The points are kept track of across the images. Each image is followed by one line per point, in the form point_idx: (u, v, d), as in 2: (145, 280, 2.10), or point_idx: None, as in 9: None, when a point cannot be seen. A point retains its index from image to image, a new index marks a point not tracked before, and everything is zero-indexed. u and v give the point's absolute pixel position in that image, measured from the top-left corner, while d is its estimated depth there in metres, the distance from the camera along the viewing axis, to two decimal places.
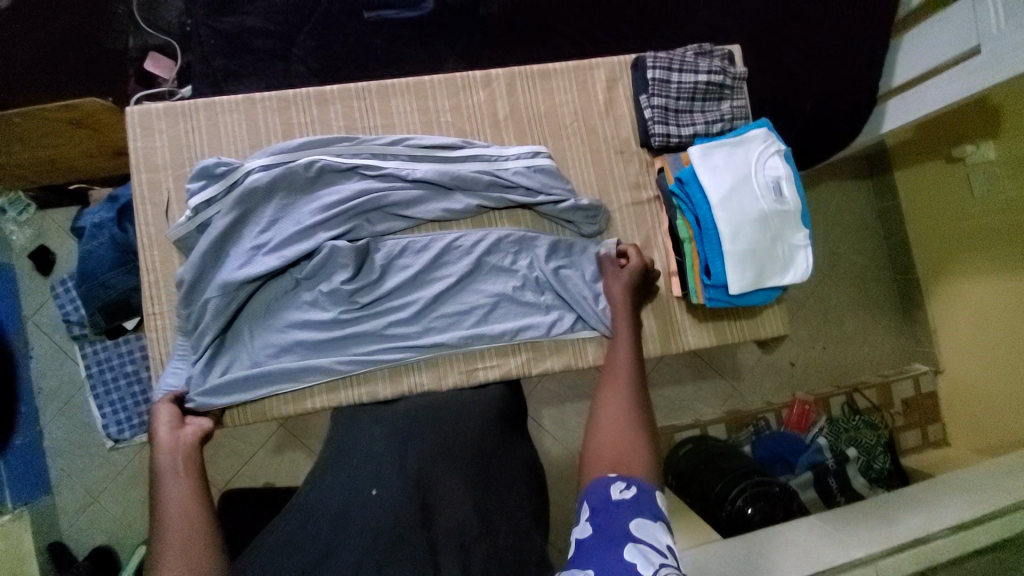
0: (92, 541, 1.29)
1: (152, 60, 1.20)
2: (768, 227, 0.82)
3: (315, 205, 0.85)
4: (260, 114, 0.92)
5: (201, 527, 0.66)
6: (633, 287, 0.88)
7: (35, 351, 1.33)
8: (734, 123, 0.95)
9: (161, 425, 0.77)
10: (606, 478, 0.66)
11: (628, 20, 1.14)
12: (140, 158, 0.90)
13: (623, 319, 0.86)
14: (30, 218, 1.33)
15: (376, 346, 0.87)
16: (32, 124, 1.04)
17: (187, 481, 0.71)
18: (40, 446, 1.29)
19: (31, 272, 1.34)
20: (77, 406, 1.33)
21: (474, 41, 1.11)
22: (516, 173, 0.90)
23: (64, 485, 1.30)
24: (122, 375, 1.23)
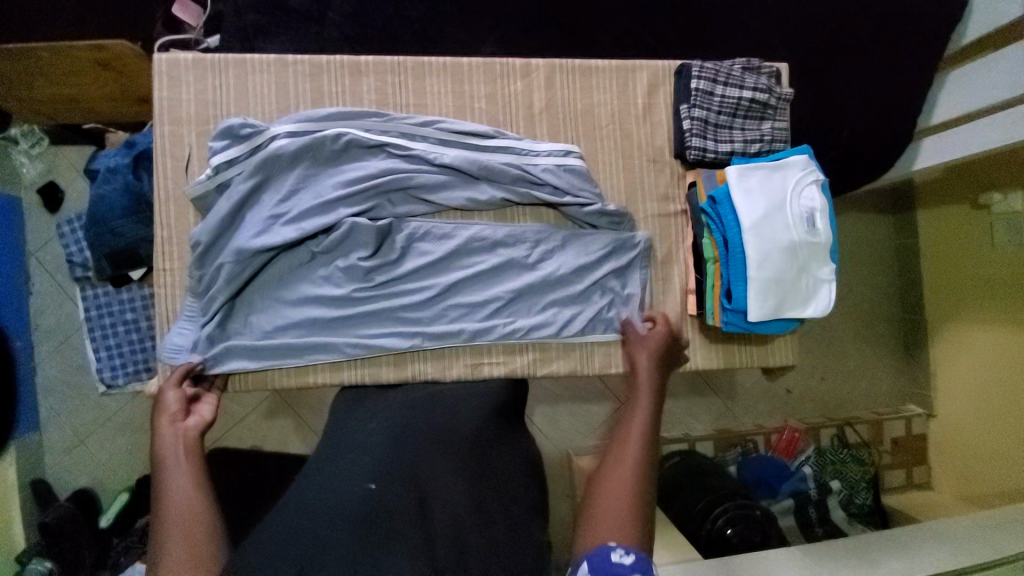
0: (76, 482, 1.29)
1: (180, 6, 1.11)
2: (797, 257, 0.80)
3: (338, 178, 0.84)
4: (290, 78, 0.89)
5: (204, 518, 0.66)
6: (660, 358, 0.86)
7: (36, 287, 1.32)
8: (773, 145, 0.92)
9: (170, 399, 0.78)
10: (605, 546, 0.61)
11: (674, 25, 1.11)
12: (164, 108, 0.87)
13: (644, 392, 0.82)
14: (42, 153, 1.31)
15: (385, 329, 0.86)
16: (60, 60, 1.02)
17: (191, 473, 0.71)
18: (32, 384, 1.28)
19: (39, 208, 1.32)
20: (73, 347, 1.32)
21: (514, 28, 1.08)
22: (545, 169, 0.88)
23: (53, 425, 1.30)
24: (121, 322, 1.22)
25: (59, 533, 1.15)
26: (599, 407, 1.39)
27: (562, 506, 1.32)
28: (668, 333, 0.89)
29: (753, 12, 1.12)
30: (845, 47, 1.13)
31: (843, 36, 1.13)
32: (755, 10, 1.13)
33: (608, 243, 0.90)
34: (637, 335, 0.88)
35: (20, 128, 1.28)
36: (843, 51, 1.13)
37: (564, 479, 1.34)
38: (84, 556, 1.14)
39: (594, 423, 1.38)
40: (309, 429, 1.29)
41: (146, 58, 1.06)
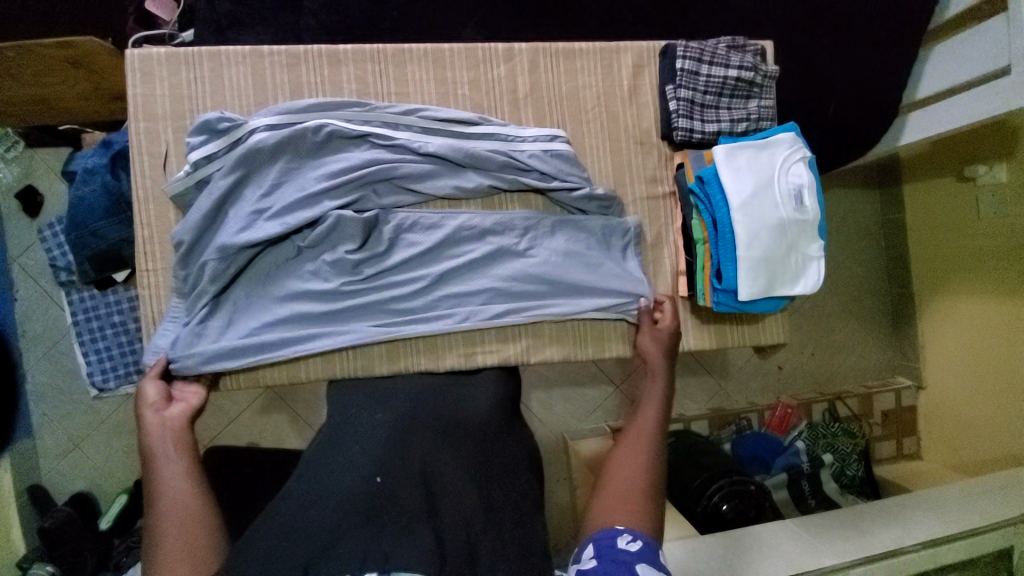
0: (73, 487, 1.29)
1: None
2: (786, 236, 0.80)
3: (321, 171, 0.82)
4: (267, 69, 0.87)
5: (201, 515, 0.66)
6: (669, 354, 0.88)
7: (19, 294, 1.29)
8: (760, 123, 0.92)
9: (154, 390, 0.77)
10: (612, 531, 0.65)
11: (657, 3, 1.09)
12: (138, 105, 0.85)
13: (657, 390, 0.84)
14: (18, 156, 1.28)
15: (375, 321, 0.85)
16: (28, 58, 0.97)
17: (184, 472, 0.71)
18: (22, 391, 1.27)
19: (17, 213, 1.29)
20: (62, 353, 1.30)
21: (495, 11, 1.06)
22: (532, 155, 0.87)
23: (46, 431, 1.28)
24: (108, 325, 1.20)
25: (57, 537, 1.14)
26: (594, 390, 1.40)
27: (561, 489, 1.34)
28: (671, 326, 0.89)
29: None
30: (830, 21, 1.12)
31: (828, 10, 1.12)
32: None
33: (600, 228, 0.90)
34: (654, 335, 0.88)
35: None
36: (829, 25, 1.12)
37: (562, 463, 1.35)
38: (85, 559, 1.14)
39: (589, 407, 1.39)
40: (305, 423, 1.29)
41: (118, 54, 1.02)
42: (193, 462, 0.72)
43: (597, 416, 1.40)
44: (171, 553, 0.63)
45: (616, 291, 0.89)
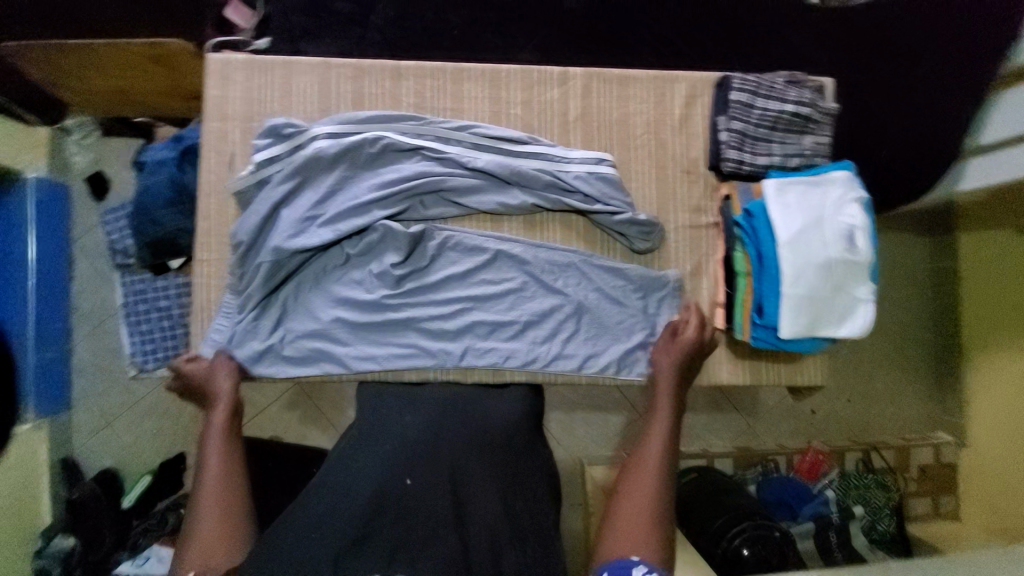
0: (102, 463, 1.35)
1: (232, 7, 1.15)
2: (832, 277, 0.78)
3: (374, 181, 0.86)
4: (333, 80, 0.92)
5: (234, 514, 0.71)
6: (682, 365, 0.86)
7: (78, 272, 1.38)
8: (812, 160, 0.91)
9: (219, 379, 0.82)
10: (627, 560, 0.69)
11: (711, 37, 1.13)
12: (212, 106, 0.91)
13: (663, 408, 0.84)
14: (92, 142, 1.38)
15: (410, 333, 0.87)
16: (114, 54, 1.04)
17: (220, 470, 0.74)
18: (69, 362, 1.35)
19: (85, 195, 1.38)
20: (108, 331, 1.38)
21: (548, 36, 1.13)
22: (577, 177, 0.88)
23: (85, 404, 1.36)
24: (154, 309, 1.28)
25: (81, 509, 1.24)
26: (616, 417, 1.37)
27: (574, 514, 1.32)
28: (697, 339, 0.87)
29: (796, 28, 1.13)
30: (888, 60, 1.11)
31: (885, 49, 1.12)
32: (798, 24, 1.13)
33: (634, 277, 0.90)
34: (663, 347, 0.87)
35: (75, 120, 1.34)
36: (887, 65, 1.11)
37: (577, 487, 1.34)
38: (104, 535, 1.22)
39: (609, 433, 1.37)
40: (327, 421, 1.31)
41: (200, 56, 1.07)
42: (232, 459, 0.76)
43: (616, 444, 1.37)
44: (207, 538, 0.68)
45: (641, 333, 0.90)
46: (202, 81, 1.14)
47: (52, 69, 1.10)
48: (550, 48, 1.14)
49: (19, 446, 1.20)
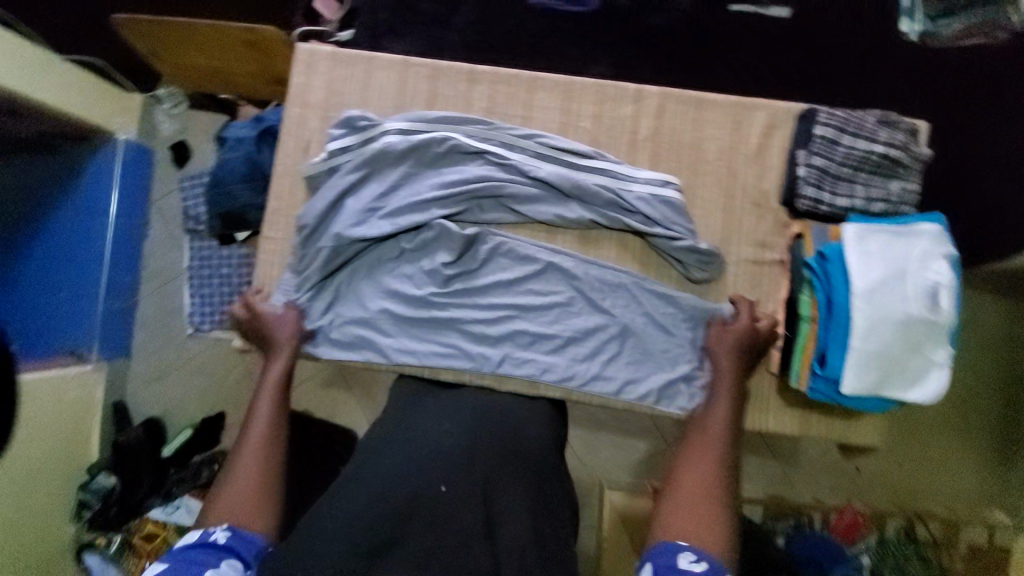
0: (149, 411, 1.43)
1: None
2: (908, 335, 0.73)
3: (437, 180, 0.88)
4: (411, 78, 0.94)
5: (270, 483, 0.73)
6: (742, 354, 0.83)
7: (152, 232, 1.47)
8: (898, 208, 0.85)
9: (285, 328, 0.87)
10: (676, 545, 0.69)
11: (780, 70, 1.17)
12: (296, 92, 0.95)
13: (724, 395, 0.82)
14: (180, 113, 1.49)
15: (452, 333, 0.88)
16: (215, 34, 1.11)
17: (264, 434, 0.77)
18: (132, 314, 1.45)
19: (167, 161, 1.48)
20: (170, 290, 1.46)
21: (625, 51, 1.20)
22: (639, 198, 0.86)
23: (141, 355, 1.45)
24: (217, 274, 1.41)
25: (124, 453, 1.30)
26: (643, 444, 1.32)
27: (586, 536, 1.28)
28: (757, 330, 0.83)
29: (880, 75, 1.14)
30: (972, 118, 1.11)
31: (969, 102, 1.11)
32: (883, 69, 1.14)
33: (685, 307, 0.86)
34: (718, 339, 0.84)
35: (167, 90, 1.46)
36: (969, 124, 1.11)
37: (592, 510, 1.30)
38: (141, 481, 1.30)
39: (634, 459, 1.32)
40: (357, 403, 1.34)
41: (291, 44, 1.12)
42: (278, 423, 0.79)
43: (640, 471, 1.32)
44: (241, 499, 0.71)
45: (686, 366, 0.85)
46: (289, 65, 1.19)
47: (157, 42, 1.18)
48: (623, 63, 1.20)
49: (81, 386, 1.31)
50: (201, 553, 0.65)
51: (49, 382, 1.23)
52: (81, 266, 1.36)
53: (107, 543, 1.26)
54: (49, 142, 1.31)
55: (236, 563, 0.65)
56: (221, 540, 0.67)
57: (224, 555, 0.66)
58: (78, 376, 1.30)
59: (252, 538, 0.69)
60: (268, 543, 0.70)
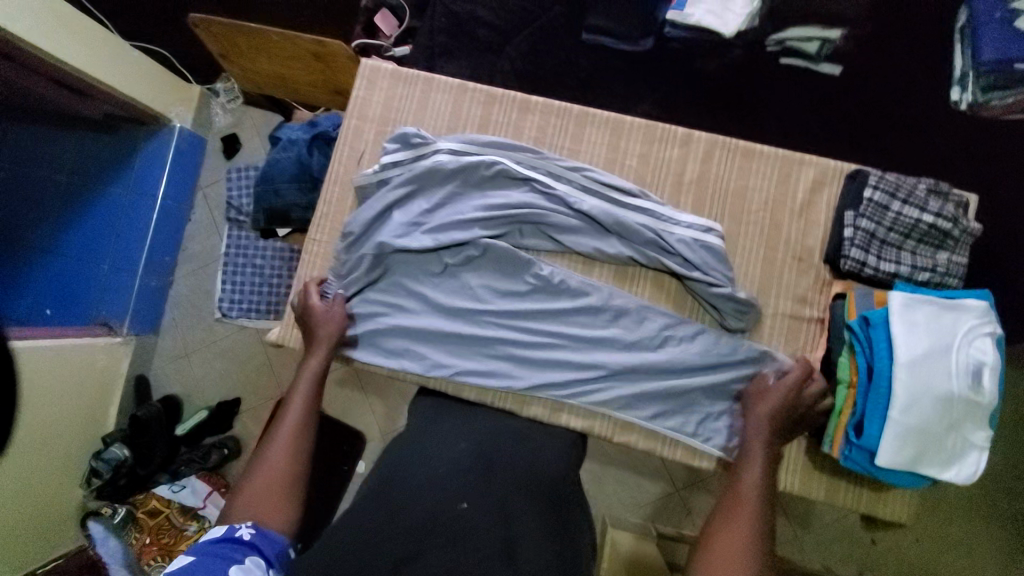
0: (169, 388, 1.47)
1: (381, 16, 1.35)
2: (949, 413, 0.70)
3: (482, 202, 0.90)
4: (466, 101, 0.97)
5: (293, 484, 0.72)
6: (779, 413, 0.77)
7: (196, 217, 1.54)
8: (946, 278, 0.83)
9: (329, 324, 0.87)
10: None
11: (825, 125, 1.18)
12: (356, 105, 0.99)
13: (758, 453, 0.76)
14: (234, 107, 1.54)
15: (480, 354, 0.89)
16: (284, 44, 1.16)
17: (292, 433, 0.77)
18: (165, 293, 1.50)
19: (217, 152, 1.55)
20: (205, 275, 1.51)
21: (669, 94, 1.22)
22: (680, 240, 0.86)
23: (168, 333, 1.50)
24: (250, 265, 1.42)
25: (143, 426, 1.32)
26: (651, 483, 1.29)
27: None
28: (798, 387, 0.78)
29: (925, 144, 1.16)
30: (1005, 201, 1.13)
31: (1005, 183, 1.13)
32: (926, 140, 1.16)
33: (717, 352, 0.84)
34: (762, 387, 0.80)
35: (224, 84, 1.51)
36: (1000, 206, 1.13)
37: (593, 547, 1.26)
38: (154, 455, 1.31)
39: (640, 498, 1.29)
40: (370, 408, 1.36)
41: (355, 62, 1.16)
42: (308, 422, 0.78)
43: (645, 512, 1.29)
44: (264, 497, 0.69)
45: (711, 410, 0.84)
46: (354, 79, 1.23)
47: (228, 44, 1.23)
48: (669, 104, 1.23)
49: (109, 354, 1.36)
50: (226, 547, 0.62)
51: (83, 347, 1.28)
52: (124, 241, 1.40)
53: (111, 513, 1.25)
54: (108, 122, 1.36)
55: (260, 561, 0.63)
56: (245, 536, 0.64)
57: (249, 552, 0.63)
58: (107, 346, 1.35)
59: (275, 537, 0.66)
60: (289, 544, 0.68)
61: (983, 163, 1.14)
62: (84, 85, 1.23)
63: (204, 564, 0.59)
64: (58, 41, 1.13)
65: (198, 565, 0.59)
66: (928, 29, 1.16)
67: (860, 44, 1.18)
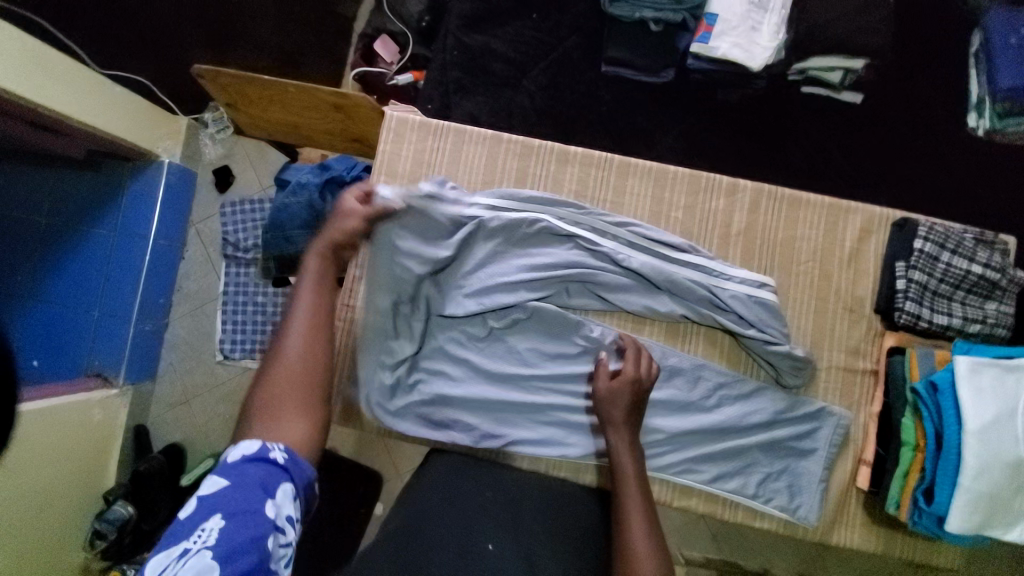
0: (171, 437, 1.38)
1: (381, 42, 1.30)
2: (1017, 476, 0.70)
3: (527, 261, 0.86)
4: (501, 154, 0.93)
5: (311, 384, 0.63)
6: (630, 409, 0.76)
7: (190, 254, 1.43)
8: (994, 329, 0.83)
9: (356, 210, 0.74)
10: None
11: (848, 154, 1.17)
12: (384, 160, 0.94)
13: (624, 459, 0.74)
14: (224, 138, 1.42)
15: (535, 421, 0.86)
16: (302, 96, 1.11)
17: (310, 329, 0.65)
18: (161, 336, 1.39)
19: (209, 187, 1.43)
20: (205, 314, 1.41)
21: (691, 126, 1.21)
22: (733, 296, 0.84)
23: (167, 377, 1.39)
24: (251, 303, 1.38)
25: (144, 481, 1.25)
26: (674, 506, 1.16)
27: None
28: (640, 377, 0.78)
29: (943, 172, 1.16)
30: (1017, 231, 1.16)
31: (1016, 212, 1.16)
32: (945, 168, 1.16)
33: (771, 406, 0.83)
34: (609, 391, 0.77)
35: (212, 114, 1.38)
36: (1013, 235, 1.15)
37: None
38: (159, 509, 1.25)
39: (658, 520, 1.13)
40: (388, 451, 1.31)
41: (379, 111, 1.11)
42: (326, 320, 0.67)
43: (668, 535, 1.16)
44: (280, 397, 0.61)
45: (768, 466, 0.83)
46: (375, 128, 1.18)
47: (234, 93, 1.17)
48: (690, 138, 1.21)
49: (105, 408, 1.24)
50: (258, 470, 0.55)
51: (76, 404, 1.16)
52: (114, 284, 1.27)
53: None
54: (90, 158, 1.25)
55: (291, 490, 0.56)
56: (279, 458, 0.57)
57: (280, 479, 0.56)
58: (102, 399, 1.23)
59: (304, 465, 0.58)
60: (315, 476, 0.60)
61: (999, 192, 1.16)
62: (63, 126, 1.09)
63: (236, 493, 0.53)
64: (37, 82, 1.00)
65: (234, 492, 0.53)
66: (949, 60, 1.17)
67: (882, 72, 1.17)
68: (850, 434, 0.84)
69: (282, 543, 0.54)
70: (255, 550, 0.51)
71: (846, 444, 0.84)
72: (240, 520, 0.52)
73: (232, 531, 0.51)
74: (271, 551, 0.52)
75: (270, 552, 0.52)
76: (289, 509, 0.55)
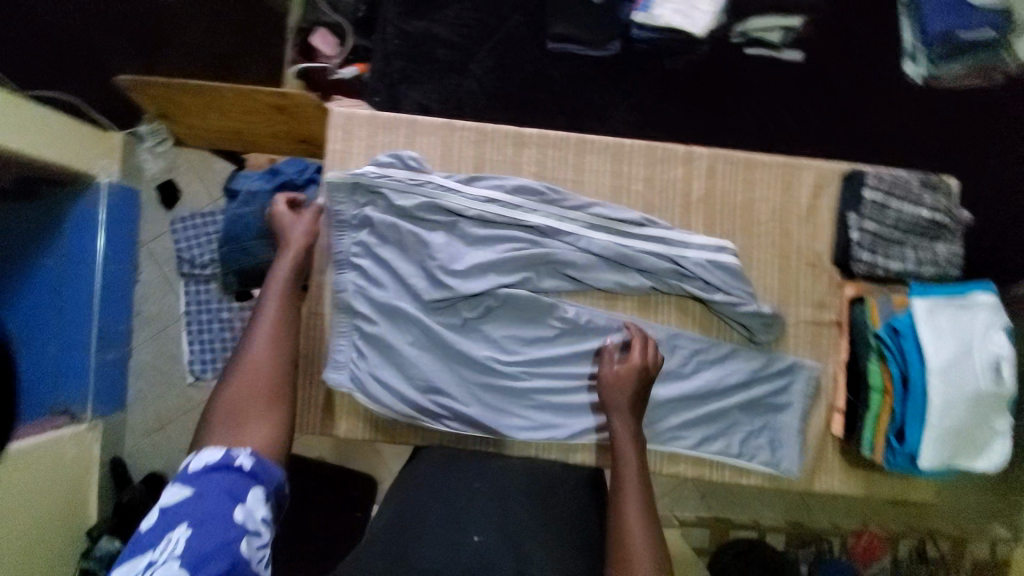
0: (150, 466, 1.32)
1: (319, 36, 1.27)
2: (977, 411, 0.75)
3: (497, 245, 0.85)
4: (455, 142, 0.91)
5: (275, 389, 0.70)
6: (636, 395, 0.78)
7: (143, 277, 1.35)
8: (946, 270, 0.87)
9: (298, 230, 0.81)
10: None
11: (797, 113, 1.20)
12: (336, 159, 0.90)
13: (628, 446, 0.76)
14: (165, 150, 1.35)
15: (518, 407, 0.85)
16: (240, 101, 1.05)
17: (270, 341, 0.72)
18: (125, 364, 1.32)
19: (154, 203, 1.35)
20: (169, 337, 1.34)
21: (643, 96, 1.20)
22: (697, 264, 0.85)
23: (138, 405, 1.33)
24: (216, 320, 1.33)
25: (127, 510, 1.20)
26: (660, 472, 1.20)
27: None
28: (646, 363, 0.79)
29: (887, 121, 1.20)
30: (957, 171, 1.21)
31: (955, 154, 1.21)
32: (889, 117, 1.20)
33: (745, 366, 0.85)
34: (614, 377, 0.78)
35: (148, 127, 1.31)
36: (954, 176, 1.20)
37: None
38: None
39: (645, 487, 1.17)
40: None
41: (323, 106, 1.06)
42: (285, 333, 0.74)
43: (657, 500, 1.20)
44: (243, 405, 0.67)
45: (749, 425, 0.85)
46: (323, 126, 1.13)
47: (166, 103, 1.11)
48: (644, 109, 1.20)
49: (78, 443, 1.18)
50: (223, 479, 0.60)
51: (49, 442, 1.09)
52: (70, 318, 1.19)
53: None
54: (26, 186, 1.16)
55: (260, 494, 0.61)
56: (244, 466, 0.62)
57: (249, 484, 0.61)
58: (75, 434, 1.16)
59: (273, 469, 0.63)
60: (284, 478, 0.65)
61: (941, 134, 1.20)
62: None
63: (206, 501, 0.58)
64: None
65: (201, 502, 0.58)
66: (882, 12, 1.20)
67: (821, 28, 1.19)
68: (822, 385, 0.87)
69: (255, 545, 0.58)
70: (229, 552, 0.55)
71: (819, 394, 0.87)
72: (208, 527, 0.56)
73: (202, 537, 0.55)
74: (246, 553, 0.57)
75: (242, 556, 0.56)
76: (261, 511, 0.60)
